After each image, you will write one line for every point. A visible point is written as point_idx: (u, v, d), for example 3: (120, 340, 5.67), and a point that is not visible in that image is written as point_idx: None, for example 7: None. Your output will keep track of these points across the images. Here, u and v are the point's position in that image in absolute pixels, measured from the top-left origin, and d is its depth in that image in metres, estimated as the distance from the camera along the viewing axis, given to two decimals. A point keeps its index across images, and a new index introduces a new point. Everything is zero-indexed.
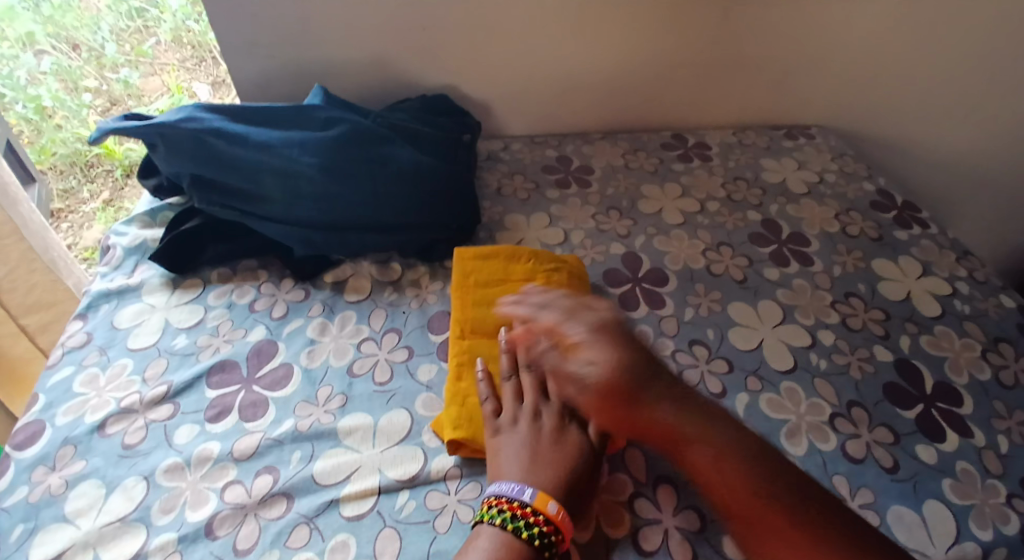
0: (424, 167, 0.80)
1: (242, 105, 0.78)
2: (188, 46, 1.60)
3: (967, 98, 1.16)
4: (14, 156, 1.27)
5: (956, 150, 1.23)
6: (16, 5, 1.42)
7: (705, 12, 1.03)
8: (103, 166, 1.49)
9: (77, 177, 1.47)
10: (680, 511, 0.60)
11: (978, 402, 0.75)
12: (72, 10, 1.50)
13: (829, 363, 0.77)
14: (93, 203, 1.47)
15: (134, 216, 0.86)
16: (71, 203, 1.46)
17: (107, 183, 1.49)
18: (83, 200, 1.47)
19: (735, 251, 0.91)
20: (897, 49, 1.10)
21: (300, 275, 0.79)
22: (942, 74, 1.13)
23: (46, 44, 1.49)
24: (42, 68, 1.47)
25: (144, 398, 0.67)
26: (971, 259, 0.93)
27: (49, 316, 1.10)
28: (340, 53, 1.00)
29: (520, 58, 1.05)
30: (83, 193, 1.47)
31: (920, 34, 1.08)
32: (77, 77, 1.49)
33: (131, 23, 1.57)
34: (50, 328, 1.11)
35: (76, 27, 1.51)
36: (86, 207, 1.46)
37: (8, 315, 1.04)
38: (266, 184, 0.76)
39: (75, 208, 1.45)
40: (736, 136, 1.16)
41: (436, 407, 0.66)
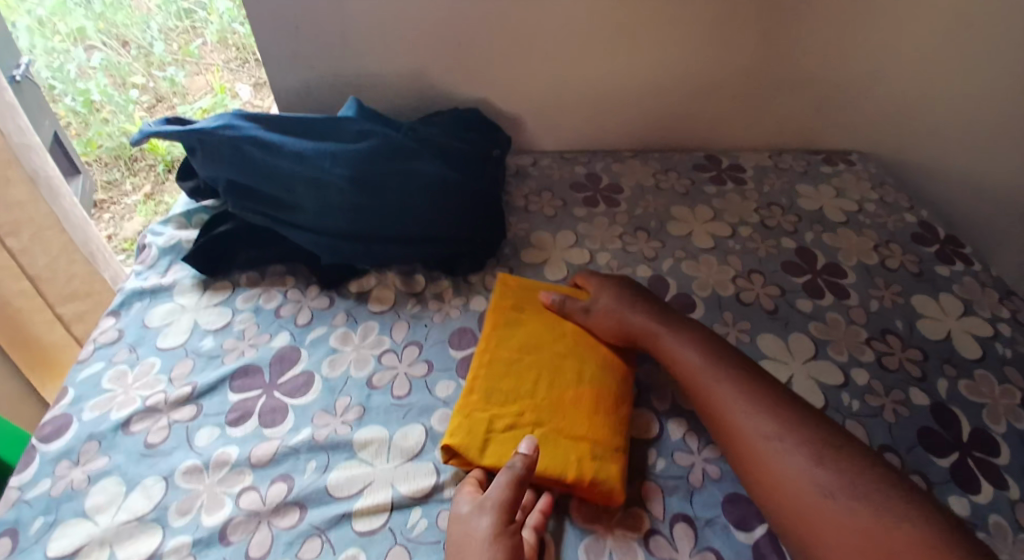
0: (454, 182, 0.80)
1: (278, 114, 0.79)
2: (234, 48, 1.59)
3: (1019, 129, 1.11)
4: (60, 148, 1.30)
5: (1006, 184, 1.18)
6: (69, 1, 1.43)
7: (747, 32, 1.01)
8: (146, 161, 1.50)
9: (121, 170, 1.49)
10: (698, 552, 0.58)
11: (1020, 454, 0.71)
12: (122, 8, 1.48)
13: (861, 404, 0.74)
14: (135, 196, 1.48)
15: (170, 217, 0.86)
16: (114, 195, 1.48)
17: (149, 177, 1.49)
18: (126, 192, 1.49)
19: (766, 280, 0.88)
20: (946, 76, 1.05)
21: (325, 283, 0.79)
22: (993, 103, 1.08)
23: (96, 40, 1.49)
24: (91, 63, 1.47)
25: (168, 397, 0.67)
26: (1017, 299, 0.89)
27: (86, 307, 1.11)
28: (374, 64, 1.00)
29: (554, 73, 1.04)
30: (125, 186, 1.48)
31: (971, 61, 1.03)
32: (125, 74, 1.50)
33: (183, 23, 1.54)
34: (85, 318, 1.12)
35: (127, 25, 1.50)
36: (128, 199, 1.48)
37: (46, 304, 1.04)
38: (298, 192, 0.76)
39: (118, 200, 1.47)
40: (772, 159, 1.14)
41: None
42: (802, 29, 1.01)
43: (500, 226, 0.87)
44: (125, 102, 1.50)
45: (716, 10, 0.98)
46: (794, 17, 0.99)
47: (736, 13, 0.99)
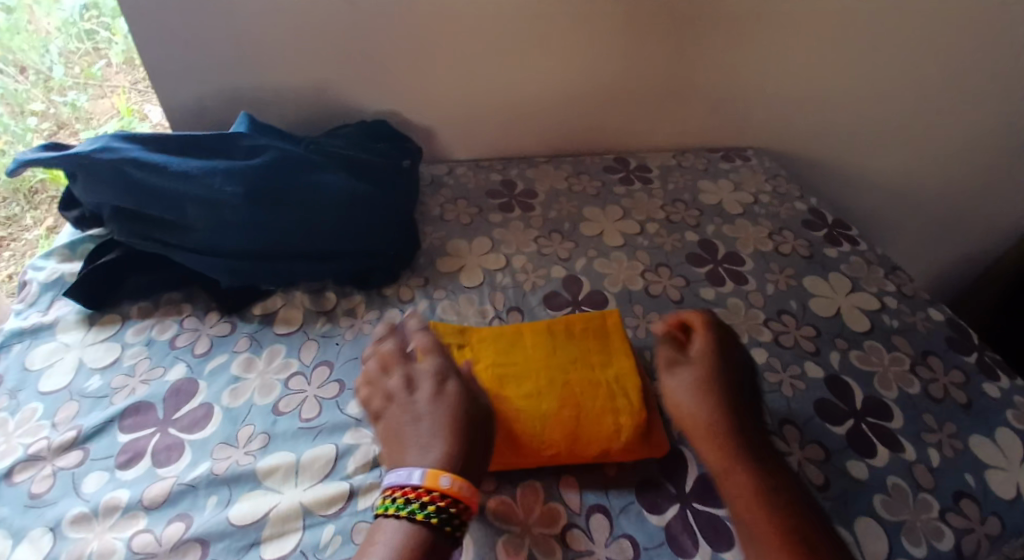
0: (358, 194, 0.79)
1: (163, 132, 0.76)
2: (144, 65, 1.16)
3: (894, 119, 1.20)
4: None
5: (885, 169, 1.28)
6: None
7: (644, 38, 1.05)
8: (48, 191, 1.17)
9: (18, 203, 1.14)
10: (612, 540, 0.60)
11: (908, 416, 0.77)
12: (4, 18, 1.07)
13: (762, 381, 0.78)
14: (37, 231, 1.16)
15: (53, 249, 0.84)
16: (12, 230, 1.14)
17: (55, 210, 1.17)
18: (27, 228, 1.15)
19: (673, 272, 0.93)
20: (828, 73, 1.13)
21: (226, 307, 0.77)
22: (871, 97, 1.17)
23: None
24: None
25: (52, 444, 0.64)
26: (899, 274, 0.96)
27: None
28: (276, 79, 0.99)
29: (461, 83, 1.05)
30: (23, 218, 1.15)
31: (849, 59, 1.11)
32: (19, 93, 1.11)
33: (87, 44, 1.13)
34: None
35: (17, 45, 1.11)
36: (29, 235, 1.15)
37: None
38: (189, 213, 0.74)
39: (16, 236, 1.14)
40: (676, 158, 1.19)
41: (363, 437, 0.64)
42: (695, 34, 1.06)
43: (412, 236, 0.87)
44: (24, 130, 1.10)
45: (613, 18, 1.02)
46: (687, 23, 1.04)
47: (632, 20, 1.03)
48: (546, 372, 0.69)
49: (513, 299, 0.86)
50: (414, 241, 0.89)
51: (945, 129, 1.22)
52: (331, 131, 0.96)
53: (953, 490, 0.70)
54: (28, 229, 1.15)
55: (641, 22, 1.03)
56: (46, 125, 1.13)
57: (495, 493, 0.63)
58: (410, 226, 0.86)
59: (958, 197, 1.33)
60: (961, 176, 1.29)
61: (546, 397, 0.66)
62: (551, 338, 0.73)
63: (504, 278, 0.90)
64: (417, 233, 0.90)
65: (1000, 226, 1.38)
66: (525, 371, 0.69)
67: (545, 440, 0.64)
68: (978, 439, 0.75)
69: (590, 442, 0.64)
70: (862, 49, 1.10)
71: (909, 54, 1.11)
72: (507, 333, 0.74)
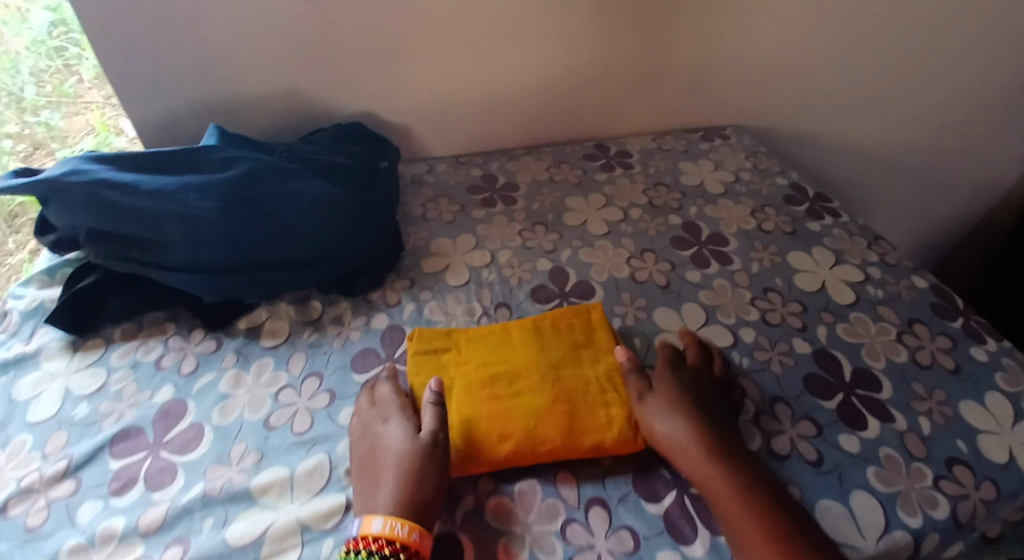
0: (336, 199, 0.79)
1: (133, 152, 0.75)
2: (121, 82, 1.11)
3: (869, 88, 1.20)
4: None
5: (864, 138, 1.29)
6: None
7: (615, 23, 1.05)
8: (30, 214, 1.12)
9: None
10: (612, 533, 0.60)
11: (897, 386, 0.77)
12: None
13: (751, 360, 0.79)
14: (20, 254, 1.12)
15: (31, 276, 0.83)
16: None
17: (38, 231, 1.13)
18: (10, 252, 1.11)
19: (658, 257, 0.93)
20: (801, 46, 1.13)
21: (210, 324, 0.77)
22: (845, 68, 1.17)
23: None
24: None
25: (44, 475, 0.63)
26: (882, 244, 0.97)
27: None
28: (246, 87, 0.98)
29: (434, 80, 1.05)
30: (7, 245, 1.11)
31: (821, 30, 1.11)
32: None
33: (58, 62, 1.09)
34: None
35: None
36: (12, 259, 1.11)
37: None
38: (166, 231, 0.74)
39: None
40: (655, 141, 1.19)
41: None
42: (666, 15, 1.05)
43: (396, 238, 0.86)
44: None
45: (582, 5, 1.01)
46: (657, 5, 1.03)
47: (601, 5, 1.02)
48: (536, 369, 0.70)
49: (500, 295, 0.86)
50: (398, 242, 0.88)
51: (921, 95, 1.22)
52: (304, 137, 0.94)
53: (946, 457, 0.70)
54: (11, 253, 1.11)
55: (610, 7, 1.02)
56: (22, 146, 1.10)
57: (493, 494, 0.63)
58: (391, 227, 0.85)
59: (938, 161, 1.34)
60: (940, 140, 1.30)
61: (538, 393, 0.67)
62: (539, 338, 0.74)
63: (490, 274, 0.89)
64: (399, 234, 0.89)
65: (981, 188, 1.39)
66: (516, 369, 0.70)
67: (538, 435, 0.64)
68: (968, 404, 0.76)
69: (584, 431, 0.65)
70: (833, 19, 1.10)
71: (880, 22, 1.11)
72: (495, 336, 0.75)
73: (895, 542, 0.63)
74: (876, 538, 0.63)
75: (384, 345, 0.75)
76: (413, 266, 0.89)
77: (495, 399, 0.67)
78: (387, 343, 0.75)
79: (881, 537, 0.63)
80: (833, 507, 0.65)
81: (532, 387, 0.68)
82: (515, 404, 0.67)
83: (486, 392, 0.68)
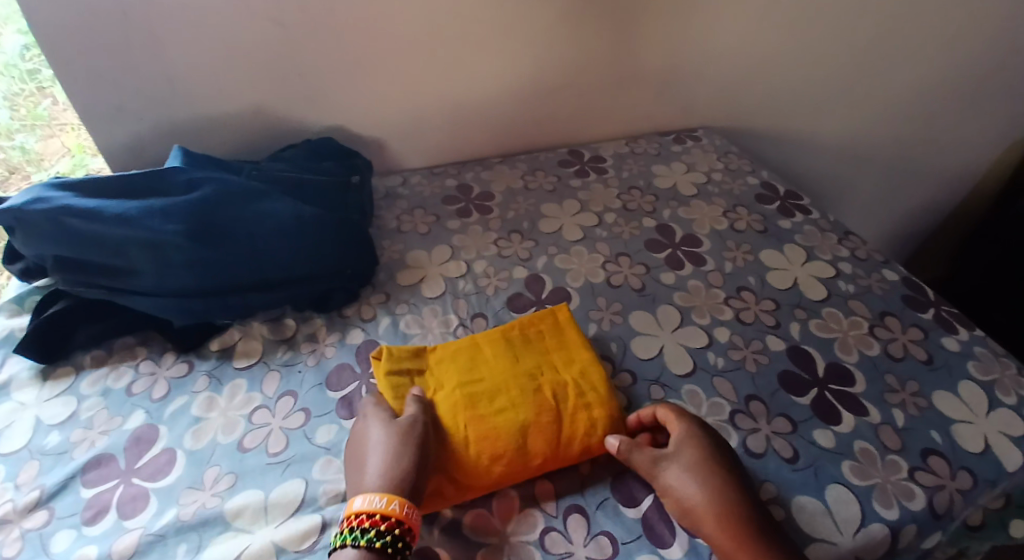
0: (305, 217, 0.79)
1: (97, 179, 0.74)
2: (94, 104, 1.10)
3: (835, 86, 1.22)
4: None
5: (833, 134, 1.30)
6: None
7: (581, 30, 1.06)
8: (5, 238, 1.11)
9: None
10: (591, 540, 0.60)
11: (871, 379, 0.78)
12: None
13: (726, 360, 0.79)
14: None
15: (0, 305, 0.82)
16: None
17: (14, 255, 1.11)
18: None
19: (633, 261, 0.93)
20: (766, 47, 1.14)
21: (183, 347, 0.76)
22: (810, 67, 1.19)
23: None
24: None
25: (16, 506, 0.62)
26: (852, 239, 0.98)
27: None
28: (215, 106, 0.97)
29: (404, 93, 1.05)
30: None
31: (784, 31, 1.13)
32: None
33: (30, 85, 1.08)
34: None
35: None
36: None
37: None
38: (133, 257, 0.73)
39: None
40: (628, 145, 1.20)
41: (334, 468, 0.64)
42: (629, 22, 1.06)
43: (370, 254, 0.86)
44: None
45: (548, 15, 1.02)
46: (621, 12, 1.04)
47: (568, 15, 1.03)
48: (514, 381, 0.69)
49: (476, 305, 0.86)
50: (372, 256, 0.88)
51: (885, 90, 1.24)
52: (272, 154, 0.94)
53: (921, 448, 0.71)
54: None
55: (576, 15, 1.03)
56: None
57: (471, 507, 0.63)
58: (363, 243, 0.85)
59: (906, 154, 1.36)
60: (907, 133, 1.32)
61: (520, 407, 0.66)
62: (510, 348, 0.73)
63: (466, 285, 0.89)
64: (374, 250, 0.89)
65: (950, 179, 1.42)
66: (494, 385, 0.69)
67: (528, 450, 0.64)
68: (941, 394, 0.77)
69: (572, 437, 0.65)
70: (795, 20, 1.12)
71: (840, 21, 1.13)
72: (466, 352, 0.73)
73: (872, 535, 0.64)
74: (853, 532, 0.64)
75: (360, 361, 0.75)
76: (388, 280, 0.89)
77: (477, 419, 0.65)
78: (363, 359, 0.75)
79: (858, 531, 0.64)
80: (810, 503, 0.66)
81: (513, 401, 0.67)
82: (498, 422, 0.65)
83: (468, 410, 0.66)
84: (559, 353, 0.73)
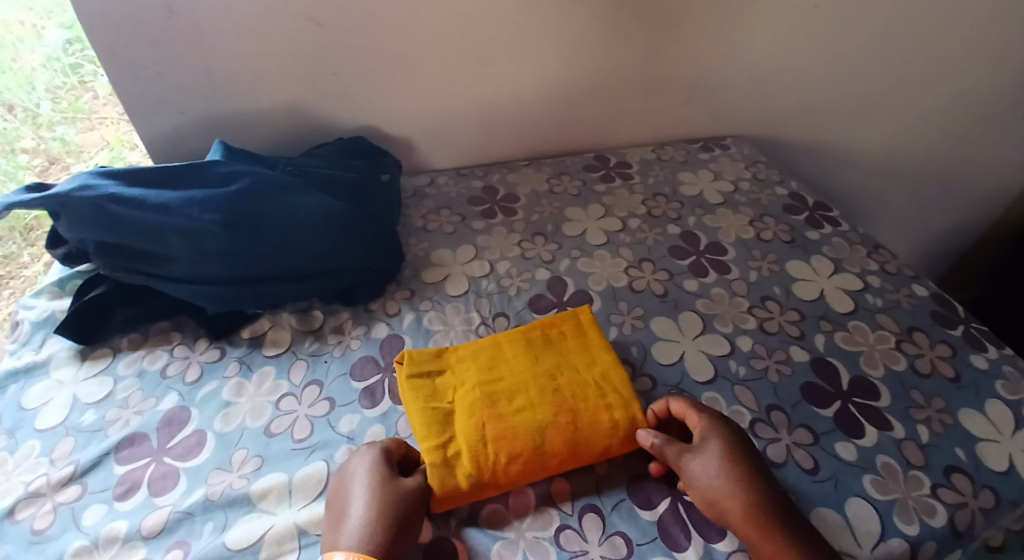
0: (336, 212, 0.81)
1: (139, 167, 0.77)
2: None
3: (866, 98, 1.21)
4: None
5: (865, 147, 1.29)
6: None
7: (611, 36, 1.06)
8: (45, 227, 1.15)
9: (16, 240, 1.14)
10: (605, 539, 0.60)
11: (896, 394, 0.77)
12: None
13: (747, 369, 0.79)
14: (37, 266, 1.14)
15: (43, 287, 0.85)
16: (11, 269, 1.13)
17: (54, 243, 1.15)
18: (25, 264, 1.14)
19: (656, 266, 0.93)
20: (798, 58, 1.14)
21: (214, 333, 0.78)
22: (842, 79, 1.18)
23: None
24: None
25: (51, 480, 0.65)
26: (881, 252, 0.97)
27: None
28: (252, 103, 1.00)
29: (434, 94, 1.06)
30: (23, 257, 1.14)
31: (817, 42, 1.12)
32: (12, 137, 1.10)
33: (73, 78, 1.12)
34: None
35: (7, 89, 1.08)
36: (28, 271, 1.13)
37: None
38: (171, 245, 0.75)
39: (16, 274, 1.13)
40: (655, 152, 1.20)
41: None
42: (660, 29, 1.07)
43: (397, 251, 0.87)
44: (16, 168, 1.10)
45: (579, 21, 1.03)
46: (652, 20, 1.05)
47: (599, 21, 1.04)
48: (534, 381, 0.70)
49: (499, 304, 0.87)
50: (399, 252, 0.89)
51: (918, 103, 1.23)
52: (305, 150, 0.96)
53: (944, 465, 0.70)
54: (26, 266, 1.14)
55: (606, 22, 1.04)
56: (38, 161, 1.12)
57: (489, 500, 0.64)
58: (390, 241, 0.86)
59: (939, 170, 1.34)
60: (940, 148, 1.30)
61: (539, 407, 0.67)
62: (531, 347, 0.74)
63: (489, 284, 0.90)
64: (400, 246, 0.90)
65: (984, 195, 1.39)
66: (515, 384, 0.70)
67: (547, 450, 0.64)
68: (967, 413, 0.76)
69: (592, 439, 0.65)
70: (828, 31, 1.11)
71: (875, 34, 1.12)
72: (487, 350, 0.74)
73: (891, 551, 0.63)
74: (872, 546, 0.63)
75: (384, 354, 0.77)
76: (414, 277, 0.90)
77: (497, 418, 0.66)
78: (387, 352, 0.77)
79: (877, 546, 0.63)
80: (829, 515, 0.65)
81: (533, 401, 0.67)
82: (519, 421, 0.66)
83: (488, 410, 0.67)
84: (579, 353, 0.73)
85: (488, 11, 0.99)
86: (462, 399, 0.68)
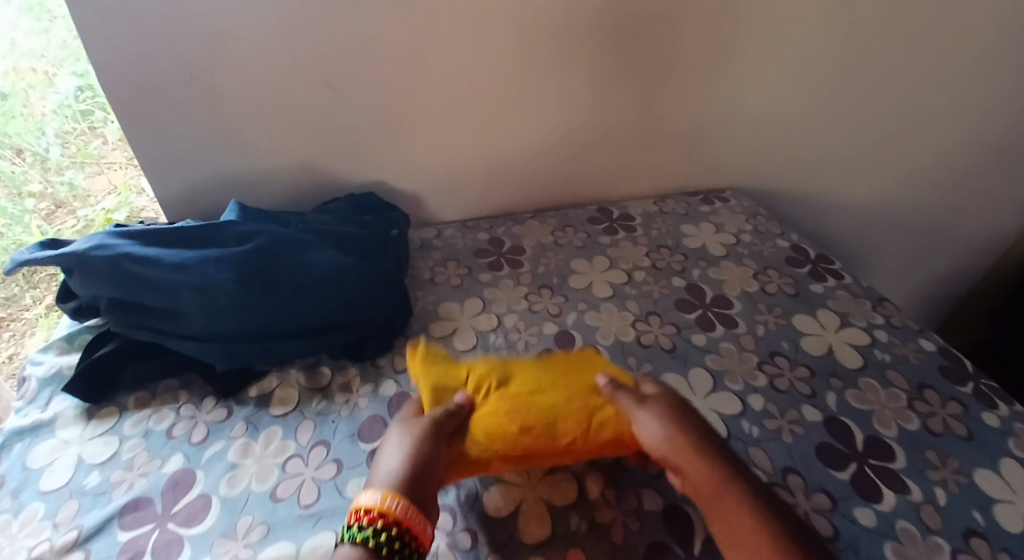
0: (349, 269, 0.81)
1: (156, 227, 0.78)
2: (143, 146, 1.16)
3: (863, 152, 1.24)
4: None
5: (863, 199, 1.31)
6: None
7: (614, 92, 1.09)
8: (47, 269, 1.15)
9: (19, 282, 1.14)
10: None
11: (910, 454, 0.77)
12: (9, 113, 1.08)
13: (760, 430, 0.78)
14: (36, 309, 1.14)
15: (51, 343, 0.85)
16: (11, 310, 1.13)
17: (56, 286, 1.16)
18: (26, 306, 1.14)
19: (663, 321, 0.94)
20: (794, 114, 1.17)
21: (222, 392, 0.78)
22: (839, 134, 1.21)
23: None
24: None
25: (54, 545, 0.64)
26: (886, 305, 0.98)
27: None
28: (262, 159, 1.02)
29: (440, 150, 1.09)
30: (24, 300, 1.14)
31: (813, 99, 1.15)
32: (20, 182, 1.12)
33: (83, 125, 1.13)
34: None
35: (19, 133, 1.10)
36: (27, 314, 1.14)
37: None
38: (185, 301, 0.76)
39: (15, 315, 1.13)
40: (657, 204, 1.22)
41: None
42: (660, 87, 1.10)
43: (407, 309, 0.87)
44: (21, 212, 1.13)
45: (582, 80, 1.06)
46: (651, 80, 1.08)
47: (601, 80, 1.07)
48: (547, 376, 0.73)
49: (508, 360, 0.86)
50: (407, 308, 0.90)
51: (914, 157, 1.25)
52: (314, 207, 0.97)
53: (960, 529, 0.69)
54: (26, 308, 1.14)
55: (608, 81, 1.07)
56: (44, 205, 1.15)
57: None
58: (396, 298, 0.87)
59: (937, 220, 1.36)
60: (936, 199, 1.32)
61: (551, 394, 0.70)
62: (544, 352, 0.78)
63: (497, 340, 0.90)
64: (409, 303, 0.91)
65: (981, 244, 1.41)
66: (528, 378, 0.73)
67: (559, 429, 0.68)
68: (981, 473, 0.75)
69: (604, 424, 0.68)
70: (824, 89, 1.14)
71: (869, 91, 1.15)
72: (502, 356, 0.77)
73: None
74: None
75: (393, 413, 0.76)
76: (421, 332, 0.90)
77: (513, 404, 0.69)
78: (395, 412, 0.76)
79: None
80: None
81: (546, 390, 0.71)
82: (532, 405, 0.69)
83: (503, 397, 0.70)
84: (590, 356, 0.77)
85: (494, 71, 1.02)
86: (477, 396, 0.71)
